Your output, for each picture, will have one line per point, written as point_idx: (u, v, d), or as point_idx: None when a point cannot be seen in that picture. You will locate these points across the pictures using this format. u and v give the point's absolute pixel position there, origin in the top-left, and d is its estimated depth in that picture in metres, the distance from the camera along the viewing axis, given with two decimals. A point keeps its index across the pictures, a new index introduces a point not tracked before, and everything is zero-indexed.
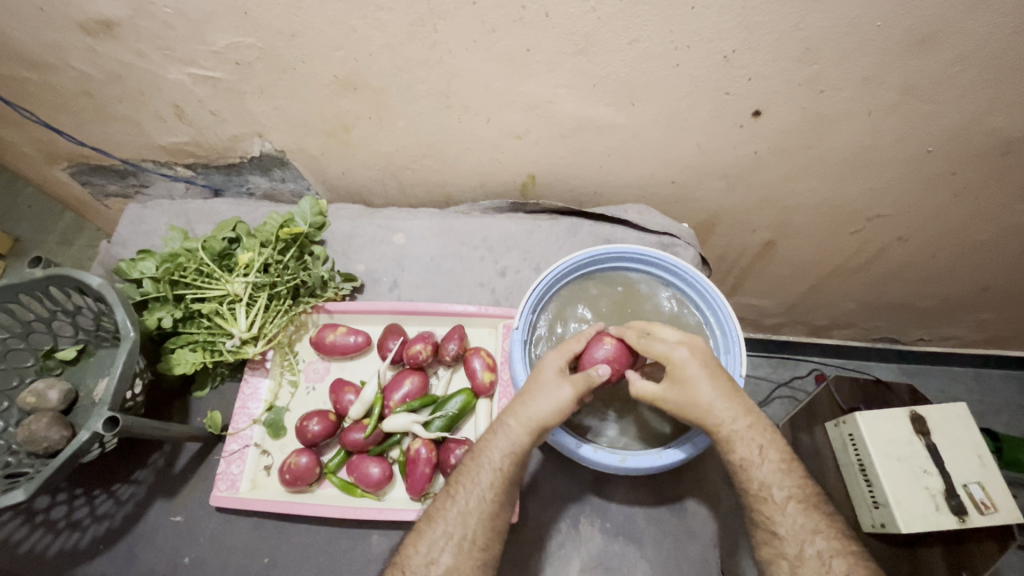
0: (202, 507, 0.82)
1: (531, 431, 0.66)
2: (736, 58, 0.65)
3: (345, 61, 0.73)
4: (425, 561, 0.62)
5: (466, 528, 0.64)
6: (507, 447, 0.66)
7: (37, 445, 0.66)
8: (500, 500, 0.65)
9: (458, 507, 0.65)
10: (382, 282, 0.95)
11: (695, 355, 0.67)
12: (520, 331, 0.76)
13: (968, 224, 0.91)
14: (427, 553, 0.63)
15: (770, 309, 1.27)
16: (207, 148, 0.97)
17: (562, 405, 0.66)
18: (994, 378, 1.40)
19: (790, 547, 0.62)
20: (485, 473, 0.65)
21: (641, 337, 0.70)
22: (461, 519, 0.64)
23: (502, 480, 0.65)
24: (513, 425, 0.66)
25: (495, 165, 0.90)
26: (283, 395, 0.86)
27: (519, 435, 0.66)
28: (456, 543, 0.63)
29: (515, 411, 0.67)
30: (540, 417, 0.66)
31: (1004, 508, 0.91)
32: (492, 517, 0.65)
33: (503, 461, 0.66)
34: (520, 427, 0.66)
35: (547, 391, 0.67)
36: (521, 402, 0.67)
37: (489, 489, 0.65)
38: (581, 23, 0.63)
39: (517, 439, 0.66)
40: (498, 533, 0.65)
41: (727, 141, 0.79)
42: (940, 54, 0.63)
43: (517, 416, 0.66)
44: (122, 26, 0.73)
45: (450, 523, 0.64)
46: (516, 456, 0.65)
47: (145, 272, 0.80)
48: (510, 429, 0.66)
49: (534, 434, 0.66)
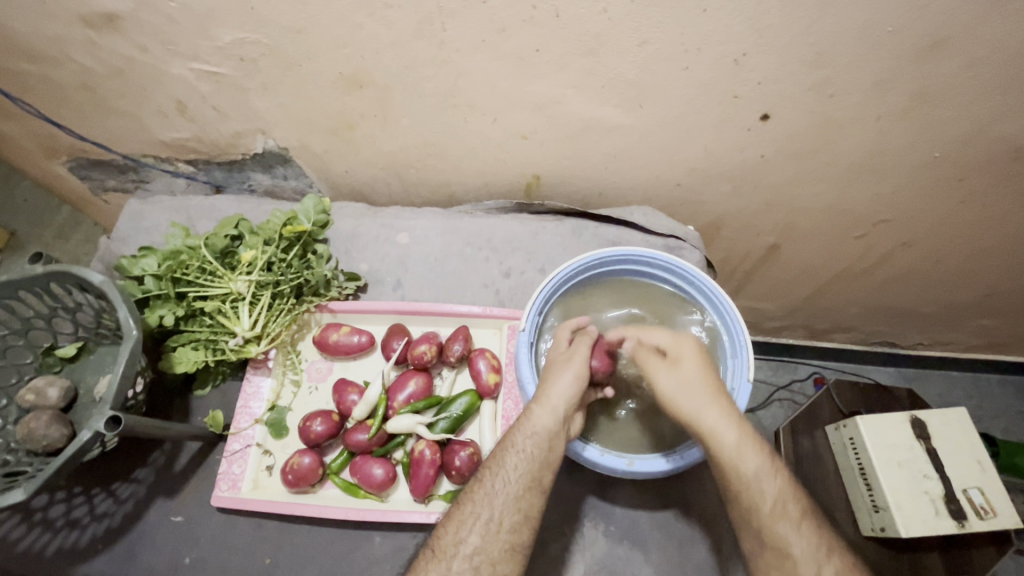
0: (205, 507, 0.81)
1: (555, 412, 0.66)
2: (746, 61, 0.65)
3: (351, 58, 0.72)
4: (453, 541, 0.62)
5: (492, 509, 0.63)
6: (531, 430, 0.66)
7: (37, 443, 0.66)
8: (530, 485, 0.64)
9: (486, 489, 0.65)
10: (386, 282, 0.95)
11: (693, 362, 0.68)
12: (527, 333, 0.74)
13: (972, 230, 0.92)
14: (455, 533, 0.63)
15: (771, 312, 1.27)
16: (209, 145, 0.96)
17: (580, 376, 0.68)
18: (992, 383, 1.41)
19: (791, 538, 0.61)
20: (511, 457, 0.65)
21: (650, 358, 0.71)
22: (488, 500, 0.64)
23: (528, 463, 0.65)
24: (538, 411, 0.66)
25: (500, 164, 0.90)
26: (286, 395, 0.85)
27: (546, 420, 0.66)
28: (484, 526, 0.63)
29: (544, 398, 0.67)
30: (562, 398, 0.67)
31: (1003, 513, 0.92)
32: (519, 499, 0.64)
33: (526, 443, 0.65)
34: (546, 414, 0.66)
35: (558, 363, 0.70)
36: (542, 387, 0.68)
37: (513, 472, 0.65)
38: (591, 23, 0.62)
39: (542, 423, 0.66)
40: (527, 518, 0.64)
41: (734, 144, 0.79)
42: (952, 59, 0.63)
43: (541, 403, 0.67)
44: (125, 19, 0.72)
45: (477, 505, 0.64)
46: (541, 437, 0.65)
47: (147, 269, 0.79)
48: (535, 415, 0.66)
49: (559, 417, 0.66)
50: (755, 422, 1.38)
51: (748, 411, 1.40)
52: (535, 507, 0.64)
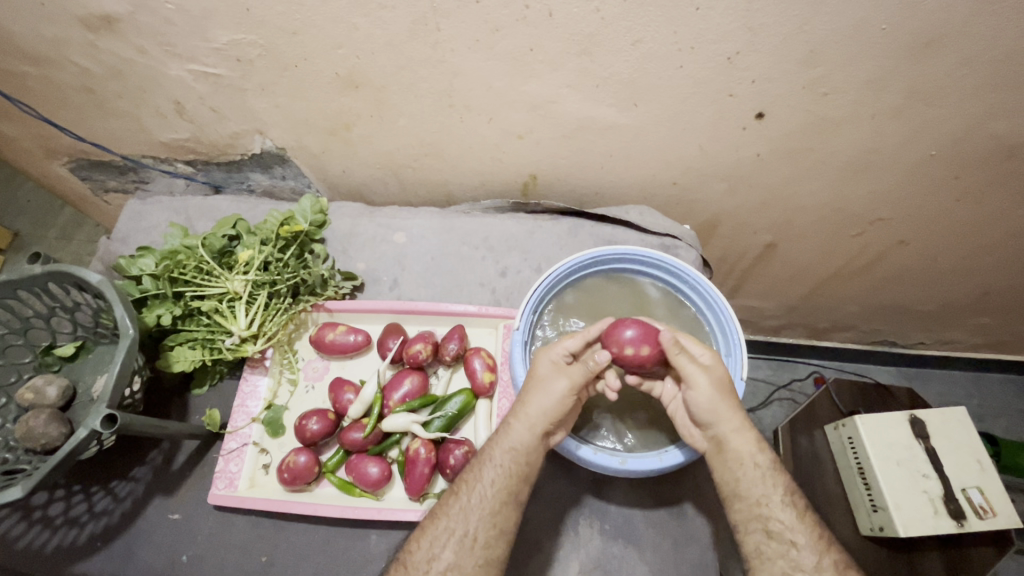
0: (202, 504, 0.82)
1: (531, 429, 0.66)
2: (740, 60, 0.65)
3: (347, 59, 0.73)
4: (426, 556, 0.63)
5: (467, 525, 0.64)
6: (509, 446, 0.66)
7: (35, 441, 0.66)
8: (506, 499, 0.65)
9: (460, 503, 0.65)
10: (383, 281, 0.95)
11: (720, 362, 0.67)
12: (520, 332, 0.75)
13: (971, 228, 0.91)
14: (429, 548, 0.63)
15: (770, 311, 1.27)
16: (207, 145, 0.96)
17: (562, 398, 0.66)
18: (993, 383, 1.40)
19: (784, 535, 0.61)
20: (488, 471, 0.66)
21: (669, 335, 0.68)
22: (463, 515, 0.64)
23: (505, 478, 0.65)
24: (516, 425, 0.66)
25: (497, 163, 0.90)
26: (283, 394, 0.85)
27: (523, 435, 0.66)
28: (458, 540, 0.63)
29: (518, 412, 0.67)
30: (537, 412, 0.66)
31: (1003, 513, 0.91)
32: (495, 514, 0.64)
33: (504, 458, 0.66)
34: (524, 429, 0.66)
35: (540, 377, 0.68)
36: (521, 401, 0.68)
37: (490, 487, 0.65)
38: (584, 23, 0.62)
39: (520, 439, 0.66)
40: (503, 533, 0.64)
41: (730, 143, 0.79)
42: (947, 57, 0.62)
43: (519, 418, 0.66)
44: (122, 21, 0.72)
45: (452, 520, 0.64)
46: (519, 454, 0.66)
47: (145, 269, 0.80)
48: (513, 430, 0.67)
49: (537, 433, 0.66)
50: (755, 422, 1.37)
51: (747, 411, 1.39)
52: (511, 522, 0.65)
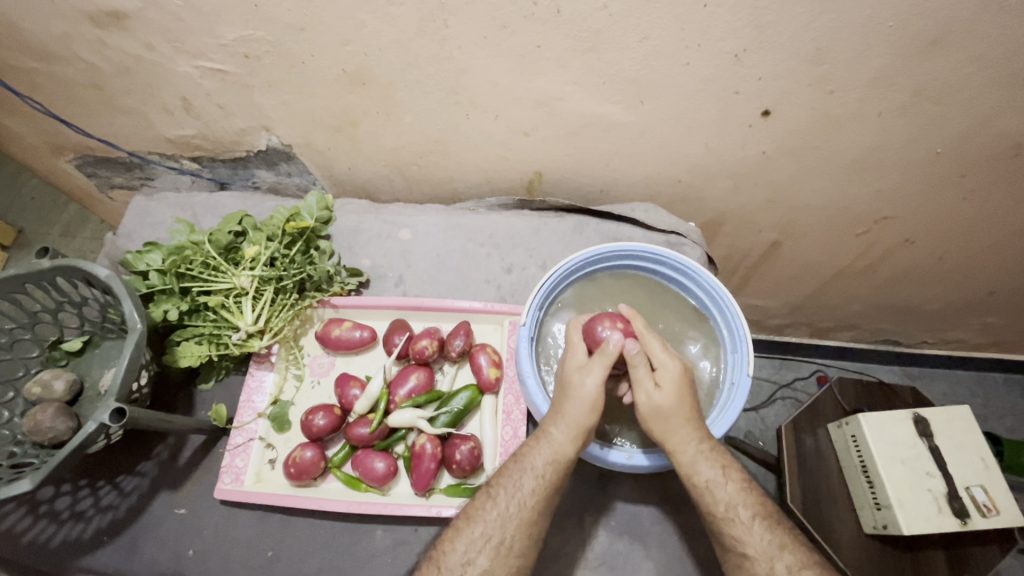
0: (208, 499, 0.82)
1: (574, 438, 0.65)
2: (747, 57, 0.65)
3: (355, 56, 0.73)
4: (460, 560, 0.63)
5: (502, 532, 0.64)
6: (550, 455, 0.65)
7: (42, 436, 0.66)
8: (541, 509, 0.65)
9: (498, 510, 0.65)
10: (388, 277, 0.95)
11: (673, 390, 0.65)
12: (527, 328, 0.74)
13: (975, 227, 0.91)
14: (464, 552, 0.64)
15: (774, 310, 1.27)
16: (213, 142, 0.97)
17: (596, 403, 0.65)
18: (997, 382, 1.40)
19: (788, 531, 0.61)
20: (527, 480, 0.65)
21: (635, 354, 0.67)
22: (500, 522, 0.65)
23: (542, 488, 0.65)
24: (557, 433, 0.65)
25: (503, 161, 0.90)
26: (289, 389, 0.86)
27: (563, 444, 0.65)
28: (494, 547, 0.64)
29: (557, 419, 0.65)
30: (577, 420, 0.65)
31: (1005, 510, 0.92)
32: (529, 524, 0.65)
33: (546, 468, 0.65)
34: (563, 436, 0.65)
35: (572, 380, 0.66)
36: (557, 407, 0.66)
37: (529, 496, 0.65)
38: (592, 20, 0.62)
39: (562, 448, 0.65)
40: (535, 542, 0.66)
41: (735, 140, 0.79)
42: (953, 55, 0.62)
43: (558, 423, 0.65)
44: (131, 18, 0.73)
45: (488, 526, 0.65)
46: (560, 465, 0.65)
47: (152, 265, 0.80)
48: (554, 438, 0.65)
49: (577, 443, 0.65)
50: (758, 420, 1.37)
51: (751, 410, 1.40)
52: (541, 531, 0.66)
